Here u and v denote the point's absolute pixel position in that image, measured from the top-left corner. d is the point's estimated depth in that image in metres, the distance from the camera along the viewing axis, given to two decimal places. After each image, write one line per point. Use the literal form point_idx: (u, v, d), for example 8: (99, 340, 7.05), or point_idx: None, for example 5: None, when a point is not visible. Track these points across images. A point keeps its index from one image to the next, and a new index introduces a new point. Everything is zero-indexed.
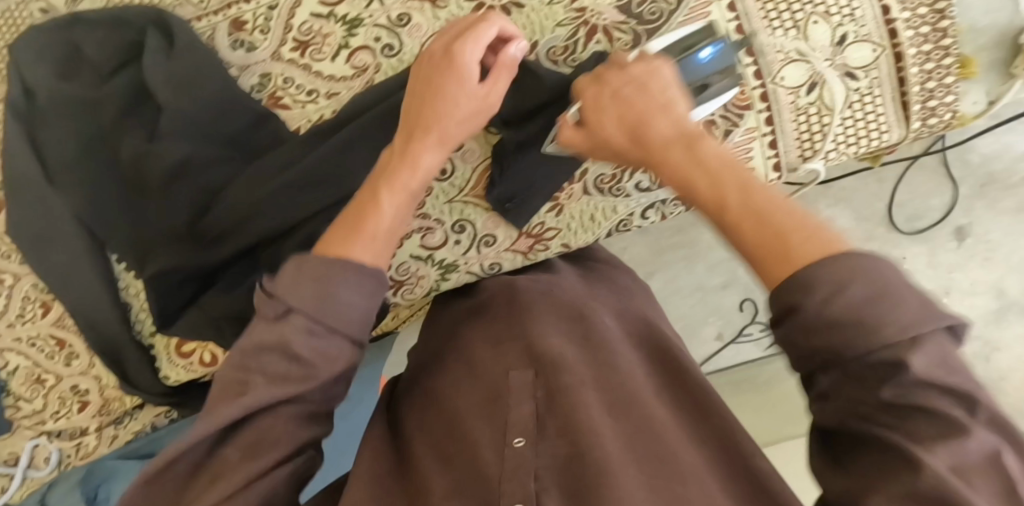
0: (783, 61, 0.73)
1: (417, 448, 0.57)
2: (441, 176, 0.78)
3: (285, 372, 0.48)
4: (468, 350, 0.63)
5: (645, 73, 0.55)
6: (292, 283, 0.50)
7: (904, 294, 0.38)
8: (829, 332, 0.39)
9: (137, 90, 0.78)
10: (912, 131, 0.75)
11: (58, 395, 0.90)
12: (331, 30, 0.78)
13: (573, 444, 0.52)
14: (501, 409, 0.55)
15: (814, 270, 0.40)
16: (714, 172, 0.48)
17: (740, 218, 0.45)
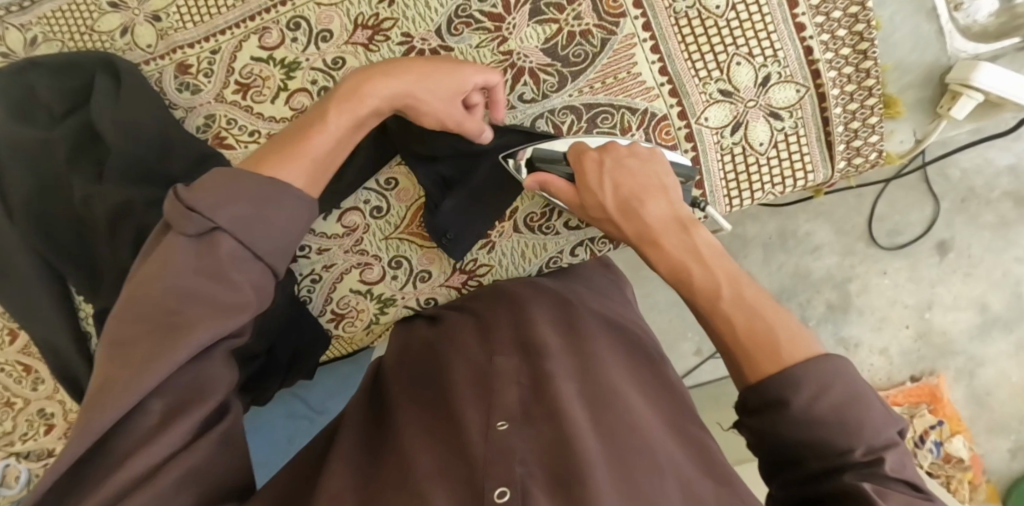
0: (706, 102, 0.74)
1: (398, 426, 0.57)
2: (377, 213, 0.80)
3: (214, 288, 0.50)
4: (456, 351, 0.66)
5: (648, 169, 0.68)
6: (221, 197, 0.52)
7: (875, 402, 0.52)
8: (828, 413, 0.51)
9: (89, 133, 0.81)
10: (838, 171, 0.76)
11: (26, 418, 0.94)
12: (270, 74, 0.80)
13: (555, 432, 0.52)
14: (489, 395, 0.57)
15: (796, 373, 0.52)
16: (708, 265, 0.62)
17: (734, 310, 0.58)
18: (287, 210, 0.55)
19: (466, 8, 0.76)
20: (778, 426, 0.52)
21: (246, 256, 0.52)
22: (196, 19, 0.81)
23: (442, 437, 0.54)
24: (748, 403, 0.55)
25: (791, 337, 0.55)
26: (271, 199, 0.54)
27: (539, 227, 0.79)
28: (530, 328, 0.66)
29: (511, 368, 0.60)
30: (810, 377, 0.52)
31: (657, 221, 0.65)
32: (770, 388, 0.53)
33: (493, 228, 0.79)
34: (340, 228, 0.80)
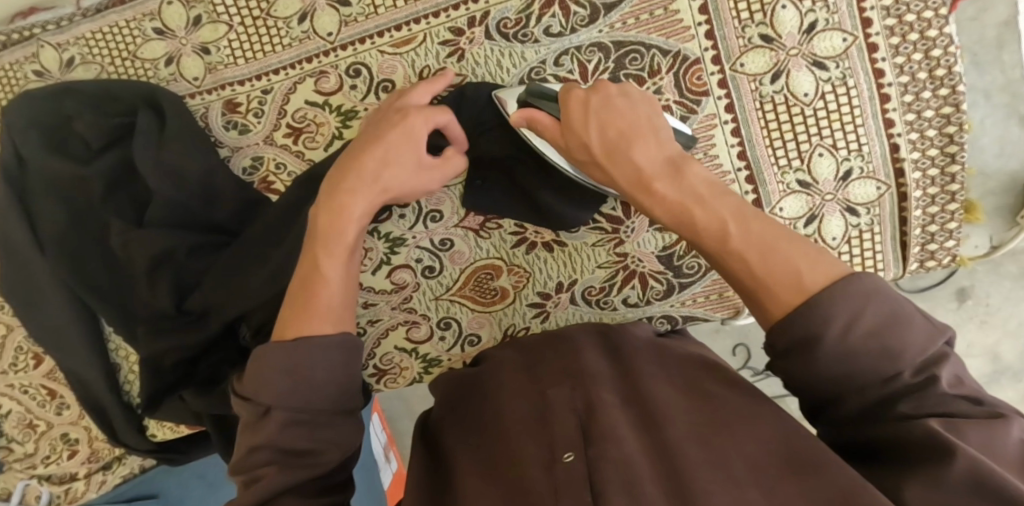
0: (783, 192, 0.71)
1: (462, 470, 0.55)
2: (429, 273, 0.78)
3: (281, 456, 0.47)
4: (507, 388, 0.63)
5: (638, 100, 0.58)
6: (262, 379, 0.49)
7: (910, 315, 0.43)
8: (868, 346, 0.42)
9: (129, 171, 0.78)
10: (908, 271, 0.74)
11: (48, 441, 0.92)
12: (325, 120, 0.76)
13: (621, 456, 0.49)
14: (547, 428, 0.55)
15: (822, 300, 0.43)
16: (710, 201, 0.51)
17: (743, 249, 0.48)
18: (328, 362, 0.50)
19: (540, 72, 0.72)
20: (813, 365, 0.43)
21: (311, 422, 0.49)
22: (248, 56, 0.76)
23: (506, 475, 0.51)
24: (776, 347, 0.46)
25: (799, 256, 0.46)
26: (314, 354, 0.50)
27: (596, 300, 0.77)
28: (581, 359, 0.64)
29: (564, 396, 0.58)
30: (843, 302, 0.43)
31: (650, 164, 0.54)
32: (795, 330, 0.44)
33: (549, 298, 0.77)
34: (389, 284, 0.78)
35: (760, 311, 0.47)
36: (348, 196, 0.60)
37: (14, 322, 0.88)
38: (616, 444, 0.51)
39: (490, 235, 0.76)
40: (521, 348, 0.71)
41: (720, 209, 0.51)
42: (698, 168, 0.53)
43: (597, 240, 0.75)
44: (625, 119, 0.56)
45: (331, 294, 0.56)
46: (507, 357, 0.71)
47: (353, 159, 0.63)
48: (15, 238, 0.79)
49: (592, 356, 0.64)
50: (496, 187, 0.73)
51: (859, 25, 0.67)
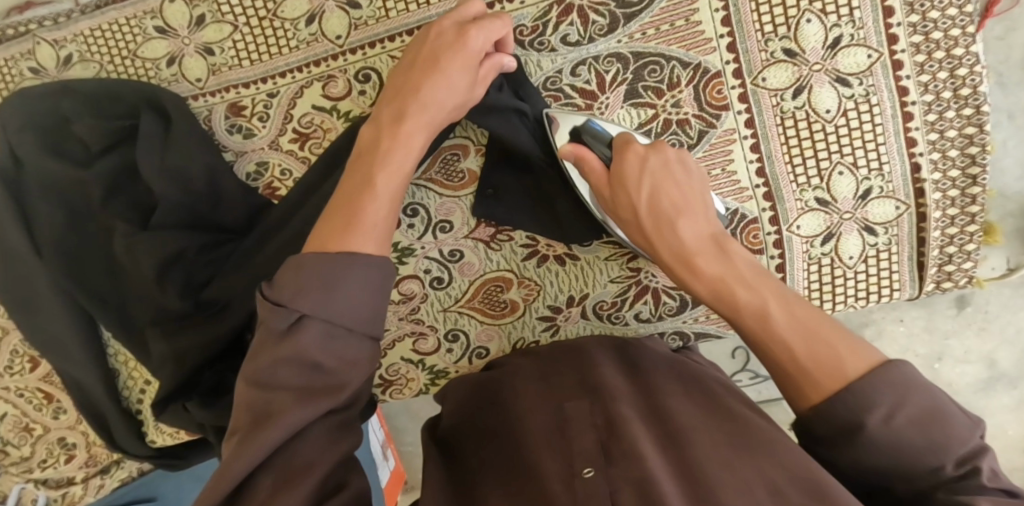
0: (801, 210, 0.70)
1: (478, 483, 0.55)
2: (438, 284, 0.76)
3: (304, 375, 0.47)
4: (523, 401, 0.63)
5: (685, 166, 0.59)
6: (298, 287, 0.47)
7: (954, 414, 0.43)
8: (915, 443, 0.43)
9: (130, 174, 0.76)
10: (924, 291, 0.73)
11: (45, 445, 0.91)
12: (332, 126, 0.74)
13: (642, 473, 0.50)
14: (566, 442, 0.55)
15: (864, 389, 0.44)
16: (749, 280, 0.52)
17: (783, 333, 0.49)
18: (366, 282, 0.49)
19: (555, 82, 0.70)
20: (859, 455, 0.44)
21: (343, 335, 0.48)
22: (254, 57, 0.73)
23: (523, 487, 0.51)
24: (814, 431, 0.47)
25: (834, 340, 0.47)
26: (353, 270, 0.49)
27: (608, 315, 0.75)
28: (598, 374, 0.64)
29: (583, 410, 0.58)
30: (882, 391, 0.43)
31: (694, 239, 0.55)
32: (834, 423, 0.45)
33: (559, 312, 0.75)
34: (397, 294, 0.77)
35: (796, 394, 0.47)
36: (381, 133, 0.58)
37: (10, 325, 0.86)
38: (636, 461, 0.51)
39: (501, 247, 0.74)
40: (536, 359, 0.71)
41: (757, 284, 0.51)
42: (739, 247, 0.55)
43: (610, 254, 0.73)
44: (677, 192, 0.57)
45: (378, 214, 0.53)
46: (524, 366, 0.71)
47: (392, 105, 0.60)
48: (10, 241, 0.78)
49: (609, 373, 0.65)
50: (523, 200, 0.72)
51: (885, 42, 0.65)
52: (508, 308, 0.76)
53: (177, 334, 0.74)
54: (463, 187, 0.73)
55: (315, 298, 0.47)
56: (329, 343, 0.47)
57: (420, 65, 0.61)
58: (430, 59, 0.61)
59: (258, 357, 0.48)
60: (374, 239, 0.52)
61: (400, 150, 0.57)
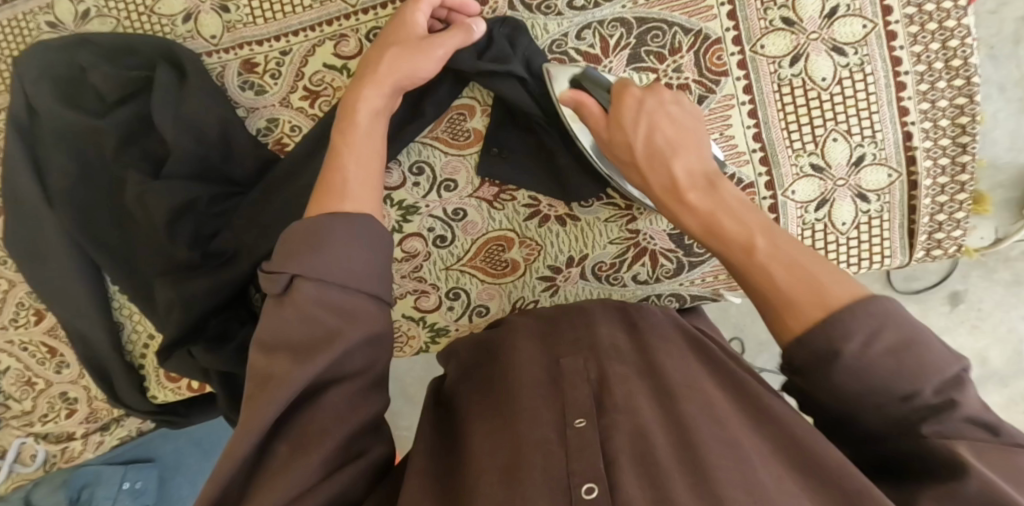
0: (796, 175, 0.72)
1: (472, 438, 0.56)
2: (441, 242, 0.78)
3: (304, 335, 0.49)
4: (520, 358, 0.64)
5: (687, 106, 0.62)
6: (288, 255, 0.52)
7: (930, 341, 0.43)
8: (882, 370, 0.43)
9: (141, 127, 0.78)
10: (915, 259, 0.75)
11: (47, 400, 0.91)
12: (342, 84, 0.76)
13: (635, 426, 0.51)
14: (561, 395, 0.56)
15: (844, 317, 0.43)
16: (737, 212, 0.53)
17: (769, 263, 0.49)
18: (348, 239, 0.52)
19: (561, 45, 0.72)
20: (826, 377, 0.44)
21: (337, 291, 0.51)
22: (268, 15, 0.75)
23: (517, 437, 0.53)
24: (794, 363, 0.46)
25: (810, 268, 0.47)
26: (338, 228, 0.53)
27: (606, 276, 0.77)
28: (597, 335, 0.65)
29: (578, 367, 0.59)
30: (859, 320, 0.43)
31: (689, 172, 0.57)
32: (813, 350, 0.44)
33: (559, 272, 0.77)
34: (401, 252, 0.78)
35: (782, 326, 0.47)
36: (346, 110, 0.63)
37: (17, 277, 0.88)
38: (629, 414, 0.52)
39: (504, 207, 0.76)
40: (535, 318, 0.72)
41: (745, 219, 0.52)
42: (731, 186, 0.56)
43: (609, 216, 0.75)
44: (662, 125, 0.60)
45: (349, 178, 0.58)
46: (524, 325, 0.72)
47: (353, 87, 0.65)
48: (23, 190, 0.80)
49: (607, 334, 0.65)
50: (528, 166, 0.74)
51: (879, 13, 0.68)
52: (509, 269, 0.78)
53: (184, 282, 0.75)
54: (468, 146, 0.75)
55: (300, 258, 0.50)
56: (317, 299, 0.50)
57: (378, 50, 0.66)
58: (386, 41, 0.66)
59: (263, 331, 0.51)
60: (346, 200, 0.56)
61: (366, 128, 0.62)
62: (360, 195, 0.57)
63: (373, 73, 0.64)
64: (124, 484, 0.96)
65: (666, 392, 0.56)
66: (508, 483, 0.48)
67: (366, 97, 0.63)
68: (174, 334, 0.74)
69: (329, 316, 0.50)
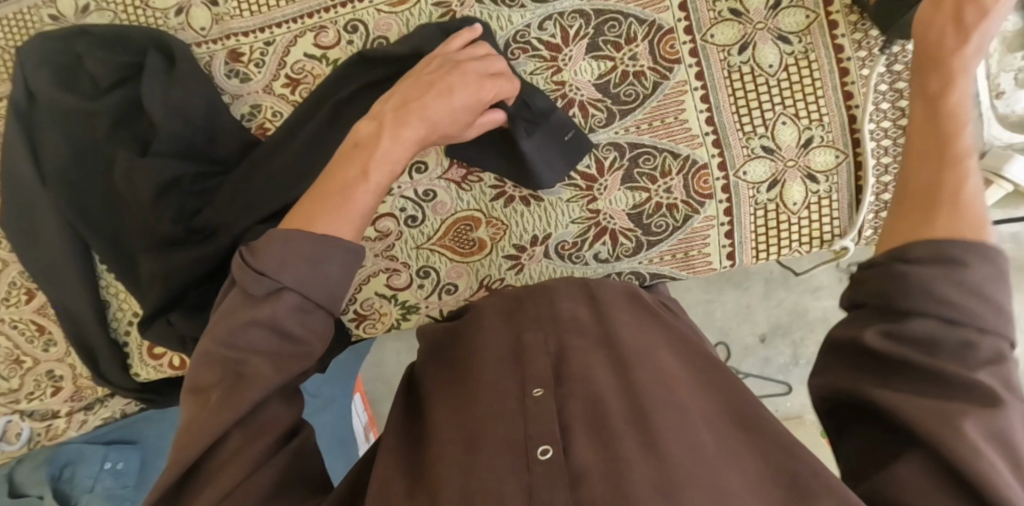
0: (747, 157, 0.76)
1: (437, 412, 0.59)
2: (412, 222, 0.82)
3: (277, 345, 0.50)
4: (485, 335, 0.67)
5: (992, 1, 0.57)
6: (279, 261, 0.51)
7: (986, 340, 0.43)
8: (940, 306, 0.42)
9: (133, 111, 0.83)
10: (864, 237, 0.79)
11: (34, 377, 0.95)
12: (322, 72, 0.81)
13: (588, 394, 0.54)
14: (521, 365, 0.59)
15: (951, 246, 0.45)
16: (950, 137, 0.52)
17: (943, 178, 0.50)
18: (339, 267, 0.53)
19: (524, 35, 0.77)
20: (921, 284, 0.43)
21: (311, 311, 0.52)
22: (254, 8, 0.81)
23: (480, 410, 0.56)
24: (908, 250, 0.46)
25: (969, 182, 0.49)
26: (329, 256, 0.52)
27: (569, 255, 0.80)
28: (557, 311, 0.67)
29: (539, 340, 0.62)
30: (965, 253, 0.44)
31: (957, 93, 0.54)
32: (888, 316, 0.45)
33: (524, 250, 0.81)
34: (374, 232, 0.82)
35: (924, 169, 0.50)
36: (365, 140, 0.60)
37: (10, 257, 0.92)
38: (584, 383, 0.56)
39: (472, 187, 0.80)
40: (502, 297, 0.74)
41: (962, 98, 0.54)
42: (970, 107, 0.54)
43: (571, 196, 0.79)
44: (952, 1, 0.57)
45: (354, 206, 0.56)
46: (491, 305, 0.74)
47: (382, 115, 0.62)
48: (16, 168, 0.85)
49: (569, 306, 0.68)
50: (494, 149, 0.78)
51: (821, 4, 0.73)
52: (478, 249, 0.81)
53: (169, 253, 0.80)
54: None
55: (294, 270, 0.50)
56: (297, 316, 0.51)
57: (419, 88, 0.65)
58: (434, 84, 0.65)
59: (234, 321, 0.50)
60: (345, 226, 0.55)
61: (382, 161, 0.59)
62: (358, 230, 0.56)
63: (414, 107, 0.63)
64: (107, 463, 0.98)
65: (620, 360, 0.59)
66: (472, 451, 0.52)
67: (393, 130, 0.61)
68: (156, 302, 0.79)
69: (282, 341, 0.50)
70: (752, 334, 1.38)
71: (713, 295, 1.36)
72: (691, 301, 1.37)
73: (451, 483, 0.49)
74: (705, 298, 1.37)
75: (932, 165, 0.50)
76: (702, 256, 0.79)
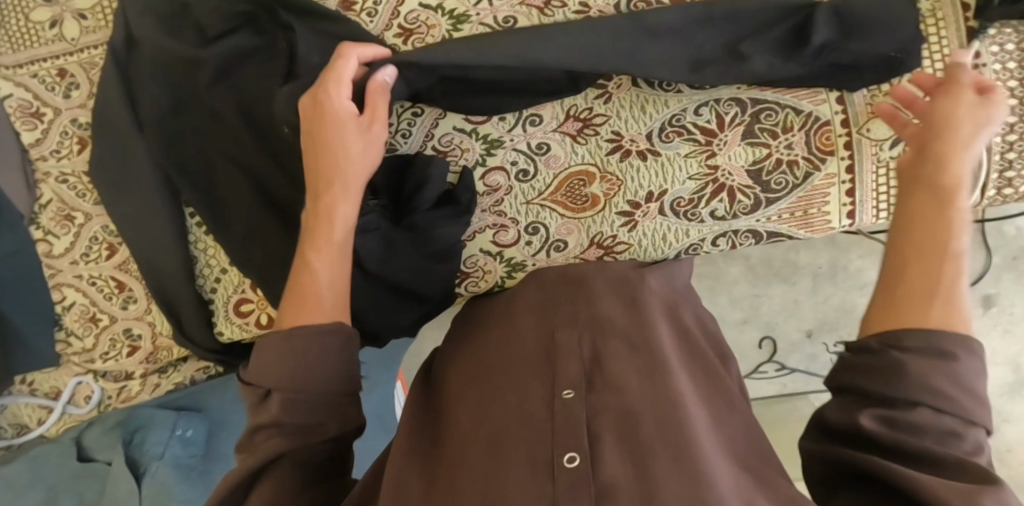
0: (870, 114, 0.75)
1: (459, 411, 0.59)
2: (523, 176, 0.80)
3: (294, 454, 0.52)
4: (519, 328, 0.66)
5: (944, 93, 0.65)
6: (268, 365, 0.53)
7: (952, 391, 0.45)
8: (894, 381, 0.45)
9: (236, 60, 0.81)
10: (985, 198, 0.78)
11: (109, 337, 0.92)
12: (436, 22, 0.80)
13: (619, 404, 0.53)
14: (554, 365, 0.58)
15: (941, 338, 0.46)
16: (929, 224, 0.54)
17: (914, 273, 0.51)
18: (328, 356, 0.55)
19: None
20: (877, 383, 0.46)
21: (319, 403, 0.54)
22: None
23: (509, 408, 0.55)
24: (869, 344, 0.49)
25: (961, 251, 0.51)
26: (303, 341, 0.54)
27: (684, 212, 0.79)
28: (593, 309, 0.64)
29: (574, 339, 0.60)
30: (951, 343, 0.46)
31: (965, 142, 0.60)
32: (870, 378, 0.47)
33: (638, 207, 0.79)
34: (482, 187, 0.80)
35: (896, 242, 0.54)
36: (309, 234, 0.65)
37: (94, 211, 0.89)
38: (616, 391, 0.54)
39: (587, 141, 0.79)
40: (537, 286, 0.72)
41: (959, 187, 0.56)
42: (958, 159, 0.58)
43: (690, 151, 0.78)
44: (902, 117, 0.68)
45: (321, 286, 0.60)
46: (525, 292, 0.72)
47: (312, 182, 0.67)
48: (112, 116, 0.83)
49: (609, 302, 0.66)
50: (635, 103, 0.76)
51: None
52: (593, 207, 0.80)
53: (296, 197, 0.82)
54: None
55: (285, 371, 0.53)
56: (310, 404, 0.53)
57: (322, 178, 0.67)
58: (323, 131, 0.68)
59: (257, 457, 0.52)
60: (324, 313, 0.58)
61: (329, 220, 0.64)
62: (335, 306, 0.60)
63: (327, 180, 0.66)
64: (176, 431, 0.92)
65: (656, 367, 0.57)
66: (494, 452, 0.51)
67: (327, 184, 0.66)
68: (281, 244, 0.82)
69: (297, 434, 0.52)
70: (799, 329, 1.35)
71: (761, 290, 1.34)
72: (738, 295, 1.34)
73: (469, 485, 0.48)
74: (753, 291, 1.34)
75: (904, 229, 0.55)
76: (821, 214, 0.79)
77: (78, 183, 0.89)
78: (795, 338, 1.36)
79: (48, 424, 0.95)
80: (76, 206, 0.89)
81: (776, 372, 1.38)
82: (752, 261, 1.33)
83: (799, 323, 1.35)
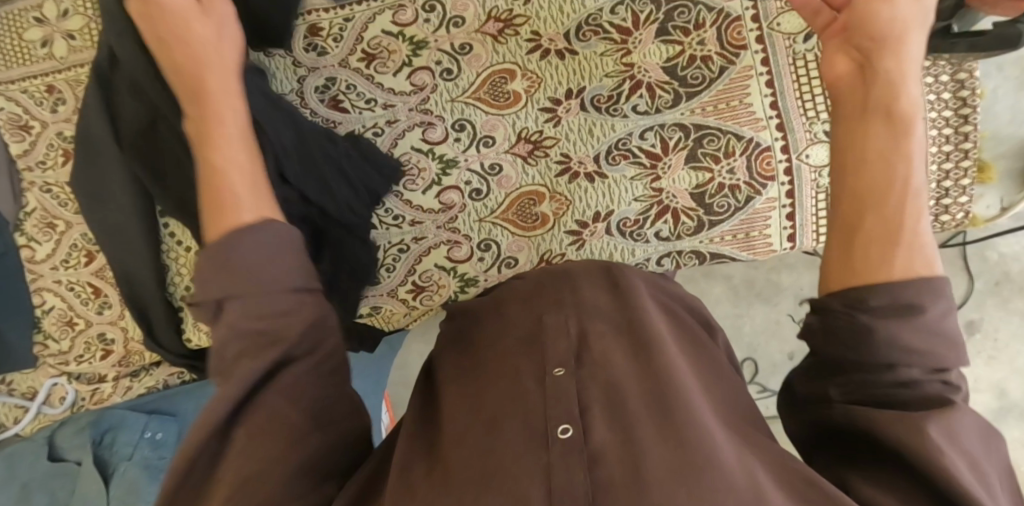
0: (809, 141, 0.79)
1: (450, 396, 0.56)
2: (476, 195, 0.83)
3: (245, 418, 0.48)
4: (506, 314, 0.63)
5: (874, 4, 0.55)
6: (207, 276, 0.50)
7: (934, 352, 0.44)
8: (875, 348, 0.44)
9: None
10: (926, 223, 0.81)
11: (85, 340, 0.96)
12: (398, 48, 0.80)
13: (609, 378, 0.51)
14: (541, 344, 0.55)
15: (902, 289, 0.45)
16: (885, 158, 0.50)
17: (871, 220, 0.49)
18: (259, 248, 0.51)
19: (596, 18, 0.79)
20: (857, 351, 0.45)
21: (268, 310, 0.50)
22: None
23: (498, 390, 0.52)
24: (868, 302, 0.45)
25: (910, 183, 0.49)
26: (232, 245, 0.50)
27: (630, 233, 0.82)
28: (576, 290, 0.62)
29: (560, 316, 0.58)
30: (925, 296, 0.45)
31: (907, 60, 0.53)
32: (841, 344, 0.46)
33: (586, 226, 0.82)
34: (438, 204, 0.83)
35: (848, 179, 0.51)
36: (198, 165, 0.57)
37: (75, 220, 0.94)
38: (605, 367, 0.52)
39: (538, 163, 0.82)
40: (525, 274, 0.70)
41: (910, 108, 0.51)
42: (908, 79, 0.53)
43: (635, 175, 0.81)
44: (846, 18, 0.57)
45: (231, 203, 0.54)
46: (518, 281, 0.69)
47: (190, 112, 0.60)
48: (90, 130, 0.87)
49: (590, 283, 0.64)
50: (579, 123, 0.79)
51: None
52: (545, 226, 0.83)
53: None
54: (507, 107, 0.81)
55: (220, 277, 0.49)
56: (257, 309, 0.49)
57: (195, 88, 0.60)
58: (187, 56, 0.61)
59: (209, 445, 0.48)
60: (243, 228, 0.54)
61: (215, 150, 0.57)
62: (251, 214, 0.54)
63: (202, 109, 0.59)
64: (146, 433, 0.99)
65: (643, 343, 0.55)
66: (492, 434, 0.48)
67: (202, 105, 0.60)
68: None
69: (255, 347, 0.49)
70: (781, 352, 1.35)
71: (742, 309, 1.35)
72: (720, 315, 1.35)
73: (464, 470, 0.45)
74: (734, 311, 1.35)
75: (847, 169, 0.51)
76: (762, 237, 0.82)
77: (61, 193, 0.94)
78: (777, 359, 1.36)
79: (23, 424, 1.00)
80: (57, 215, 0.94)
81: (758, 392, 1.36)
82: (734, 281, 1.34)
83: (781, 344, 1.35)
